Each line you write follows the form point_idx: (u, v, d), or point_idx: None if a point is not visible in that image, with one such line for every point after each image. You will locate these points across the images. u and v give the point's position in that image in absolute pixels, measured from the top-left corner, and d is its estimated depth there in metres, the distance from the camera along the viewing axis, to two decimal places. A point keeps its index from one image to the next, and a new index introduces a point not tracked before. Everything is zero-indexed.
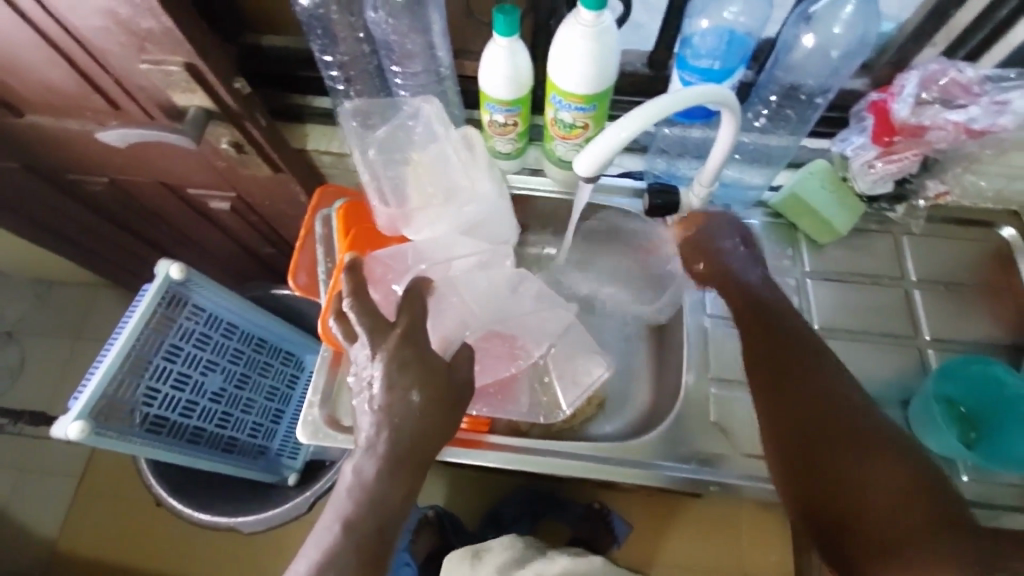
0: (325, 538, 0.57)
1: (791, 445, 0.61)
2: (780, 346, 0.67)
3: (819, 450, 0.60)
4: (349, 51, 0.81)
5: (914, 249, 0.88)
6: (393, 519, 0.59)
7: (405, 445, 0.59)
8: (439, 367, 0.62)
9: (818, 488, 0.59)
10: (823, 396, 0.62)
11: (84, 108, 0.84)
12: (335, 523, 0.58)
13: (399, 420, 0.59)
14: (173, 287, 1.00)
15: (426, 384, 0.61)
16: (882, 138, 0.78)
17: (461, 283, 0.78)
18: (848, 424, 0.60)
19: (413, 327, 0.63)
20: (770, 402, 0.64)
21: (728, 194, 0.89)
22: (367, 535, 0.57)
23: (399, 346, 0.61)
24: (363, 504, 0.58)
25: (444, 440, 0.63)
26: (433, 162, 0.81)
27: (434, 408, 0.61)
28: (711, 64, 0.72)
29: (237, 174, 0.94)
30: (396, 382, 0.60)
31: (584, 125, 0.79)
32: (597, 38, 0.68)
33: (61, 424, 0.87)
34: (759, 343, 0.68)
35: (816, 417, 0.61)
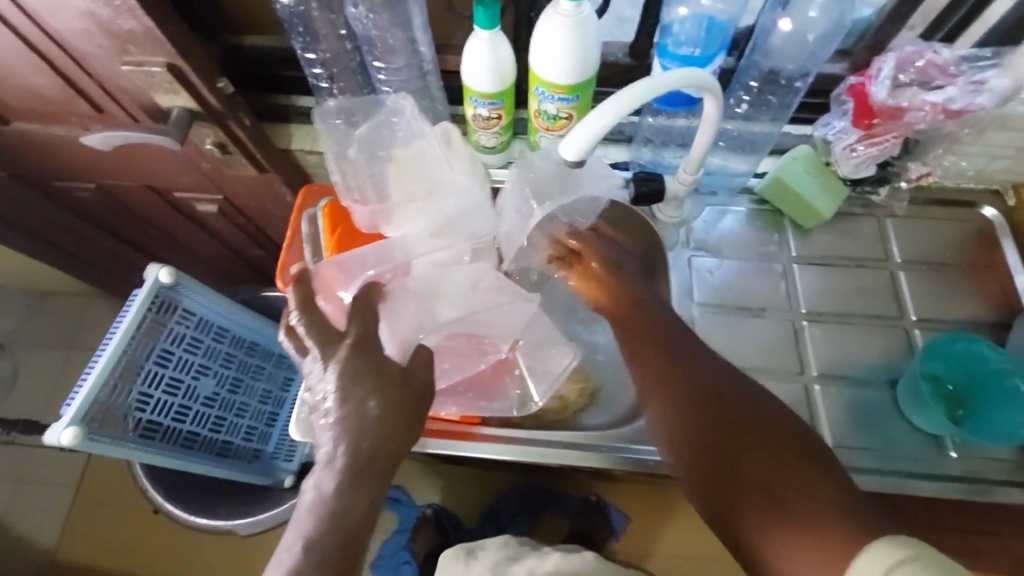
0: (285, 559, 0.52)
1: (681, 409, 0.59)
2: (664, 340, 0.64)
3: (716, 432, 0.56)
4: (331, 48, 0.82)
5: (898, 230, 0.89)
6: (363, 528, 0.55)
7: (366, 464, 0.56)
8: (399, 375, 0.60)
9: (708, 449, 0.56)
10: (715, 374, 0.60)
11: (66, 112, 0.84)
12: (296, 543, 0.53)
13: (355, 439, 0.56)
14: (162, 292, 1.00)
15: (383, 393, 0.58)
16: (862, 122, 0.79)
17: (441, 279, 0.75)
18: (739, 401, 0.57)
19: (365, 335, 0.61)
20: (665, 391, 0.61)
21: (713, 181, 0.90)
22: (329, 551, 0.53)
23: (353, 356, 0.59)
24: (326, 521, 0.54)
25: (411, 442, 0.60)
26: (414, 159, 0.81)
27: (397, 419, 0.58)
28: (692, 51, 0.72)
29: (223, 175, 0.94)
30: (349, 394, 0.57)
31: (568, 117, 0.79)
32: (578, 28, 0.69)
33: (53, 431, 0.86)
34: (648, 336, 0.65)
35: (707, 395, 0.58)
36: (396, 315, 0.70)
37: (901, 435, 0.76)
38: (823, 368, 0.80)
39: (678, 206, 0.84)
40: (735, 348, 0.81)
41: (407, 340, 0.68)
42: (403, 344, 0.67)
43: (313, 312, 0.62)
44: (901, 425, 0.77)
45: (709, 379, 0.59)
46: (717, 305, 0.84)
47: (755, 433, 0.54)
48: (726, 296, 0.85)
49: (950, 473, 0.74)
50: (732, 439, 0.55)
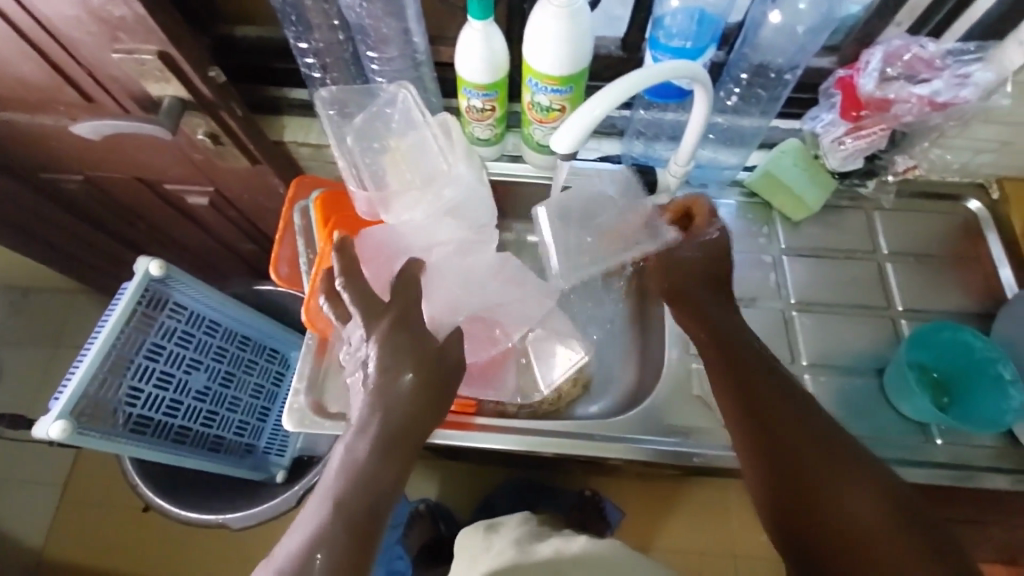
0: (315, 517, 0.53)
1: (750, 427, 0.63)
2: (744, 364, 0.67)
3: (786, 459, 0.60)
4: (324, 38, 0.82)
5: (886, 223, 0.90)
6: (380, 499, 0.55)
7: (398, 439, 0.58)
8: (424, 352, 0.62)
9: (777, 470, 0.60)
10: (791, 405, 0.63)
11: (56, 102, 0.83)
12: (326, 502, 0.54)
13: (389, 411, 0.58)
14: (152, 285, 0.99)
15: (419, 367, 0.61)
16: (849, 113, 0.80)
17: (461, 261, 0.79)
18: (800, 428, 0.61)
19: (404, 312, 0.64)
20: (740, 419, 0.64)
21: (704, 174, 0.91)
22: (356, 516, 0.53)
23: (393, 329, 0.62)
24: (355, 484, 0.54)
25: (436, 420, 0.62)
26: (411, 149, 0.82)
27: (423, 396, 0.60)
28: (683, 44, 0.72)
29: (214, 166, 0.94)
30: (388, 364, 0.60)
31: (561, 108, 0.80)
32: (571, 19, 0.69)
33: (42, 424, 0.86)
34: (725, 356, 0.68)
35: (781, 423, 0.62)
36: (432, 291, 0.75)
37: (888, 422, 0.78)
38: (814, 358, 0.81)
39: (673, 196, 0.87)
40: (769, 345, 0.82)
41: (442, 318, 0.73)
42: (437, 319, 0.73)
43: (354, 279, 0.65)
44: (887, 413, 0.78)
45: (786, 409, 0.62)
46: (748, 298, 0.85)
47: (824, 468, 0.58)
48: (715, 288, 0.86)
49: (939, 461, 0.75)
50: (802, 468, 0.59)
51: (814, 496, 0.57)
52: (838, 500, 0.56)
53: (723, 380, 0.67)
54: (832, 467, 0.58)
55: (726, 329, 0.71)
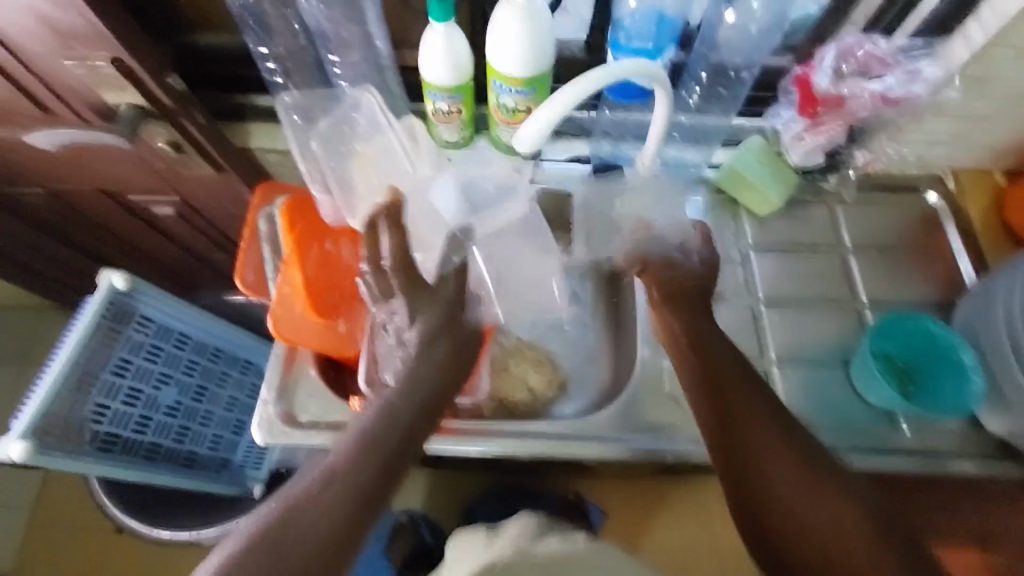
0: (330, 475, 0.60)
1: (722, 426, 0.65)
2: (720, 360, 0.69)
3: (738, 455, 0.63)
4: (285, 43, 0.81)
5: (849, 216, 0.92)
6: (387, 465, 0.62)
7: (391, 443, 0.63)
8: (438, 358, 0.70)
9: (747, 468, 0.62)
10: (756, 403, 0.65)
11: (9, 112, 0.81)
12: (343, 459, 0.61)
13: (391, 415, 0.65)
14: (116, 299, 0.97)
15: (449, 345, 0.71)
16: (807, 110, 0.82)
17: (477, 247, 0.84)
18: (764, 429, 0.63)
19: (438, 295, 0.73)
20: (707, 413, 0.66)
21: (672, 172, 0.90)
22: (372, 479, 0.60)
23: (432, 308, 0.72)
24: (370, 447, 0.62)
25: (446, 397, 0.70)
26: (377, 153, 0.82)
27: (415, 409, 0.66)
28: (644, 45, 0.75)
29: (178, 174, 0.93)
30: (424, 344, 0.70)
31: (526, 109, 0.80)
32: (531, 22, 0.70)
33: (2, 444, 0.83)
34: (700, 352, 0.71)
35: (739, 419, 0.64)
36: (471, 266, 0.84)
37: (856, 412, 0.79)
38: (782, 351, 0.83)
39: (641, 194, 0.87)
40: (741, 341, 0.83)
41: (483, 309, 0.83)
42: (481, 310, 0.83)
43: (408, 268, 0.73)
44: (855, 404, 0.79)
45: (747, 406, 0.65)
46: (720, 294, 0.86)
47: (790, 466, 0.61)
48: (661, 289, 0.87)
49: (907, 448, 0.77)
50: (750, 462, 0.62)
51: (756, 487, 0.61)
52: (773, 494, 0.59)
53: (695, 376, 0.70)
54: (779, 465, 0.61)
55: (696, 319, 0.74)
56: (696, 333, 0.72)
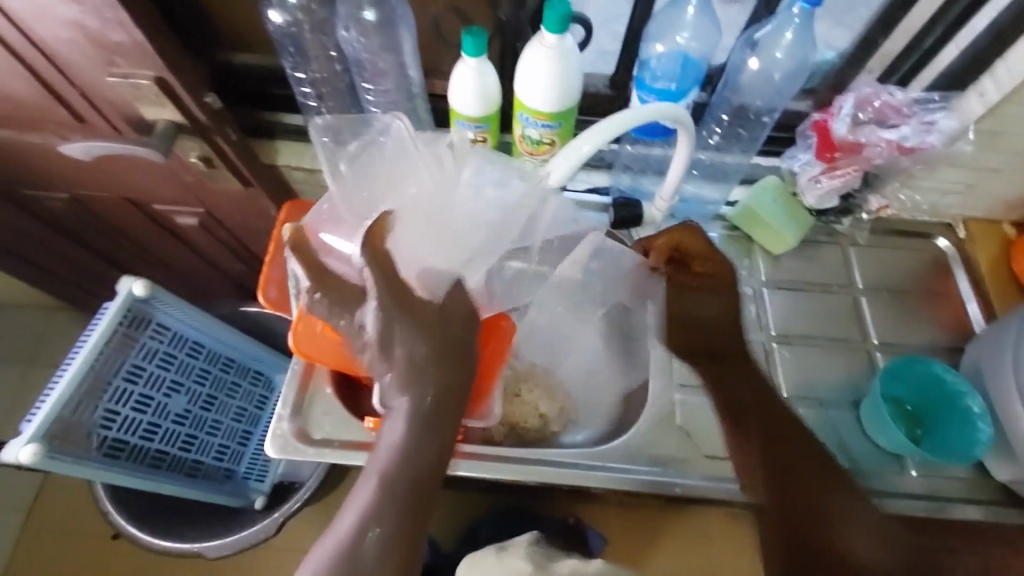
0: (364, 497, 0.63)
1: (771, 459, 0.68)
2: (760, 406, 0.72)
3: (794, 496, 0.65)
4: (322, 69, 0.84)
5: (860, 258, 0.93)
6: (425, 477, 0.65)
7: (422, 470, 0.65)
8: (420, 359, 0.67)
9: (799, 503, 0.65)
10: (794, 450, 0.68)
11: (48, 121, 0.82)
12: (373, 477, 0.64)
13: (408, 446, 0.65)
14: (136, 306, 0.99)
15: (428, 338, 0.68)
16: (825, 155, 0.85)
17: (458, 235, 0.76)
18: (810, 471, 0.67)
19: (401, 292, 0.68)
20: (747, 461, 0.70)
21: (688, 208, 0.94)
22: (403, 491, 0.63)
23: (388, 303, 0.67)
24: (398, 465, 0.64)
25: (461, 395, 0.70)
26: (402, 172, 0.80)
27: (417, 431, 0.66)
28: (668, 85, 0.76)
29: (207, 188, 0.94)
30: (399, 339, 0.67)
31: (551, 142, 0.82)
32: (561, 60, 0.73)
33: (11, 448, 0.84)
34: (735, 399, 0.74)
35: (796, 469, 0.67)
36: (407, 244, 0.72)
37: (863, 452, 0.80)
38: (793, 389, 0.84)
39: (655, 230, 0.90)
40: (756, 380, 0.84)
41: (432, 270, 0.72)
42: (424, 273, 0.72)
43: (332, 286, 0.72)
44: (864, 445, 0.80)
45: (799, 455, 0.68)
46: None
47: (837, 504, 0.65)
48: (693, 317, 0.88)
49: (914, 491, 0.78)
50: (817, 501, 0.65)
51: (826, 528, 0.63)
52: (845, 535, 0.62)
53: (735, 424, 0.73)
54: (841, 517, 0.64)
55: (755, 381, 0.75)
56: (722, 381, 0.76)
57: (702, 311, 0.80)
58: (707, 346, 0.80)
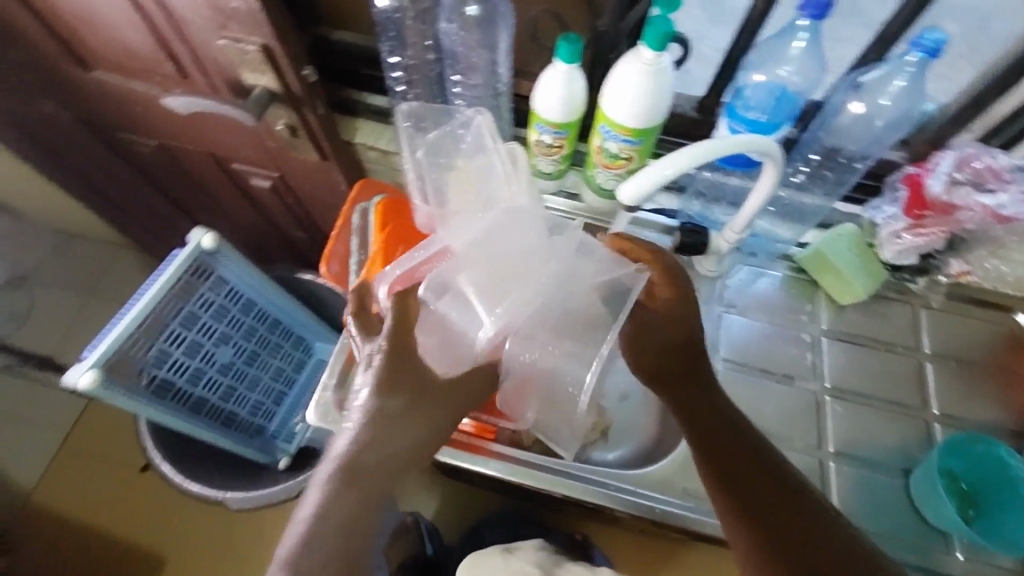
0: (286, 548, 0.59)
1: (756, 494, 0.61)
2: (733, 443, 0.64)
3: (800, 523, 0.58)
4: (415, 56, 0.85)
5: (931, 322, 0.89)
6: (354, 536, 0.62)
7: (339, 543, 0.60)
8: (397, 410, 0.69)
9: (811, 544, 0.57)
10: (803, 535, 0.58)
11: (154, 72, 0.87)
12: (299, 528, 0.61)
13: (326, 515, 0.61)
14: (201, 257, 1.04)
15: (407, 396, 0.70)
16: (912, 211, 0.81)
17: (498, 291, 0.66)
18: (806, 506, 0.60)
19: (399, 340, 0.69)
20: (745, 539, 0.59)
21: (756, 243, 0.92)
22: (335, 548, 0.60)
23: (388, 355, 0.69)
24: (328, 524, 0.61)
25: (416, 461, 0.70)
26: (477, 172, 0.80)
27: (338, 488, 0.63)
28: (759, 117, 0.73)
29: (285, 155, 0.97)
30: (385, 388, 0.68)
31: (628, 157, 0.82)
32: (655, 77, 0.72)
33: (73, 372, 0.89)
34: (723, 453, 0.64)
35: (775, 511, 0.59)
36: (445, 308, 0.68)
37: (906, 525, 0.76)
38: (841, 447, 0.80)
39: (718, 260, 0.86)
40: (799, 430, 0.81)
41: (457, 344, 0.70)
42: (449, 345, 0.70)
43: (363, 316, 0.74)
44: (910, 517, 0.76)
45: (781, 495, 0.60)
46: (744, 363, 0.85)
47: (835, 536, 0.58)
48: (750, 356, 0.85)
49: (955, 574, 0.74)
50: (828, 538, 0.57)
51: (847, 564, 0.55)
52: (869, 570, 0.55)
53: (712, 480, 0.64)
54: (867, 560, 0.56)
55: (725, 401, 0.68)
56: (710, 436, 0.65)
57: (660, 328, 0.70)
58: (667, 378, 0.70)
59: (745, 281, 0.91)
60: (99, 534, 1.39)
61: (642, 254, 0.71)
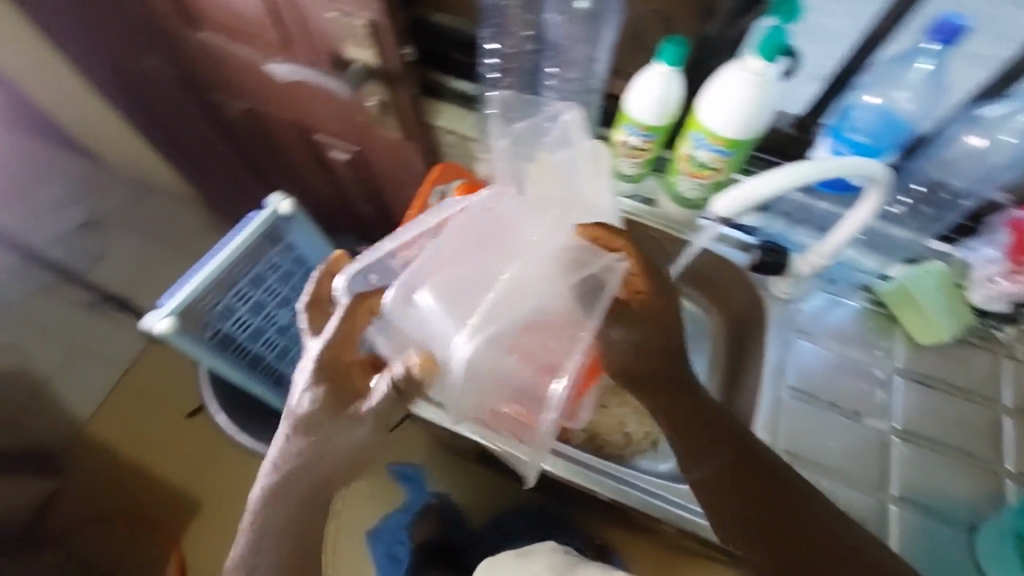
0: (247, 530, 0.67)
1: (777, 543, 0.65)
2: (748, 488, 0.66)
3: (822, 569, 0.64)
4: (513, 45, 0.85)
5: (1015, 375, 0.84)
6: (304, 531, 0.67)
7: (292, 538, 0.67)
8: (332, 438, 0.62)
9: None
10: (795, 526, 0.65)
11: (259, 38, 0.89)
12: (252, 519, 0.67)
13: (270, 515, 0.66)
14: (277, 222, 1.07)
15: (336, 425, 0.62)
16: (1016, 256, 0.75)
17: (462, 287, 0.63)
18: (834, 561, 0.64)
19: (336, 352, 0.62)
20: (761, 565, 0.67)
21: (837, 271, 0.89)
22: (286, 539, 0.67)
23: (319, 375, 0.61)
24: (277, 523, 0.66)
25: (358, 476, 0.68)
26: (561, 165, 0.78)
27: (275, 499, 0.65)
28: (865, 140, 0.72)
29: (369, 131, 0.99)
30: (315, 415, 0.61)
31: (716, 168, 0.80)
32: (761, 89, 0.70)
33: (151, 317, 0.93)
34: (731, 478, 0.66)
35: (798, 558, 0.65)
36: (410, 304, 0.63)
37: None
38: (905, 492, 0.77)
39: (796, 283, 0.85)
40: (860, 467, 0.78)
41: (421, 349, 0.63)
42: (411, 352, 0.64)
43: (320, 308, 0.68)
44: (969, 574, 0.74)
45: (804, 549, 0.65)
46: (810, 393, 0.83)
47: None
48: (818, 386, 0.83)
49: None
50: None
51: None
52: None
53: (716, 496, 0.67)
54: None
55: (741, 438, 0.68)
56: (725, 471, 0.67)
57: (633, 333, 0.64)
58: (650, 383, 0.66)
59: (822, 307, 0.88)
60: (146, 470, 1.47)
61: (619, 246, 0.64)
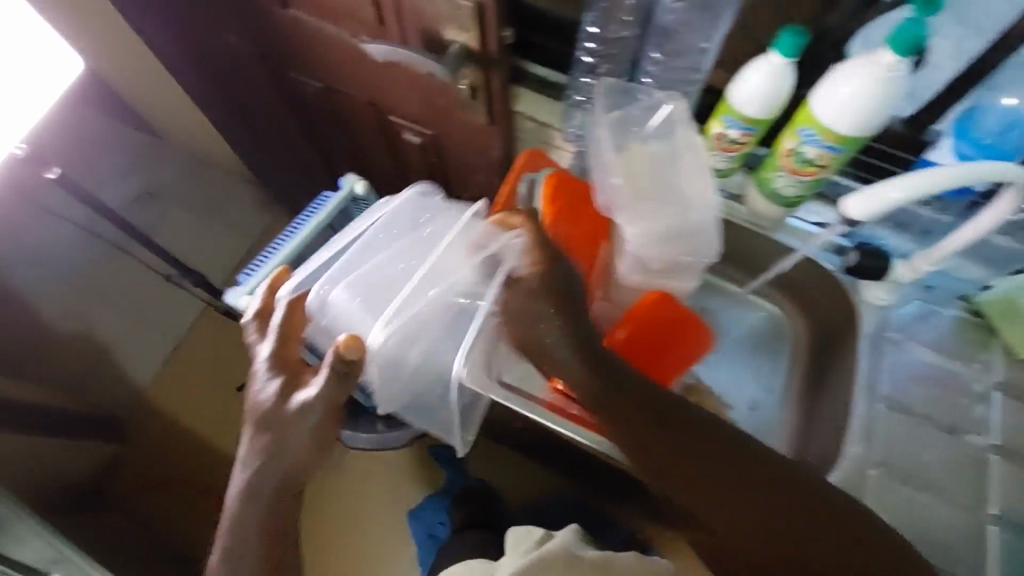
0: (223, 531, 0.71)
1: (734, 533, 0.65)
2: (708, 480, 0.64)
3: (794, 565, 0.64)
4: (614, 31, 0.83)
5: None
6: (276, 527, 0.71)
7: (262, 537, 0.70)
8: (286, 438, 0.66)
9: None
10: (774, 528, 0.64)
11: (353, 16, 0.89)
12: (227, 520, 0.71)
13: (241, 514, 0.70)
14: (349, 203, 1.07)
15: (281, 427, 0.66)
16: None
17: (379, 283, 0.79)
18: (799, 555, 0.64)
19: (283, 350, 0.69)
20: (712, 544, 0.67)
21: (936, 278, 0.85)
22: (261, 536, 0.70)
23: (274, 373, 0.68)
24: (247, 521, 0.70)
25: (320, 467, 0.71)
26: (658, 159, 0.80)
27: (245, 496, 0.69)
28: (989, 141, 0.71)
29: (450, 114, 0.98)
30: (271, 416, 0.66)
31: (822, 164, 0.77)
32: (887, 84, 0.67)
33: (235, 294, 0.95)
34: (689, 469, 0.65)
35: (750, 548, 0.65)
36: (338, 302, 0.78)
37: None
38: (1005, 510, 0.74)
39: (890, 289, 0.83)
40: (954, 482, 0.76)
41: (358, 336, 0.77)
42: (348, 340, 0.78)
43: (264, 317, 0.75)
44: None
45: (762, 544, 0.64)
46: (904, 403, 0.80)
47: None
48: (913, 397, 0.80)
49: None
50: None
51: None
52: None
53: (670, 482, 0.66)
54: None
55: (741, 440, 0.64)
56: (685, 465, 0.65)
57: (560, 323, 0.63)
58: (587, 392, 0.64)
59: (918, 314, 0.85)
60: (200, 439, 1.50)
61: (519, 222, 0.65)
